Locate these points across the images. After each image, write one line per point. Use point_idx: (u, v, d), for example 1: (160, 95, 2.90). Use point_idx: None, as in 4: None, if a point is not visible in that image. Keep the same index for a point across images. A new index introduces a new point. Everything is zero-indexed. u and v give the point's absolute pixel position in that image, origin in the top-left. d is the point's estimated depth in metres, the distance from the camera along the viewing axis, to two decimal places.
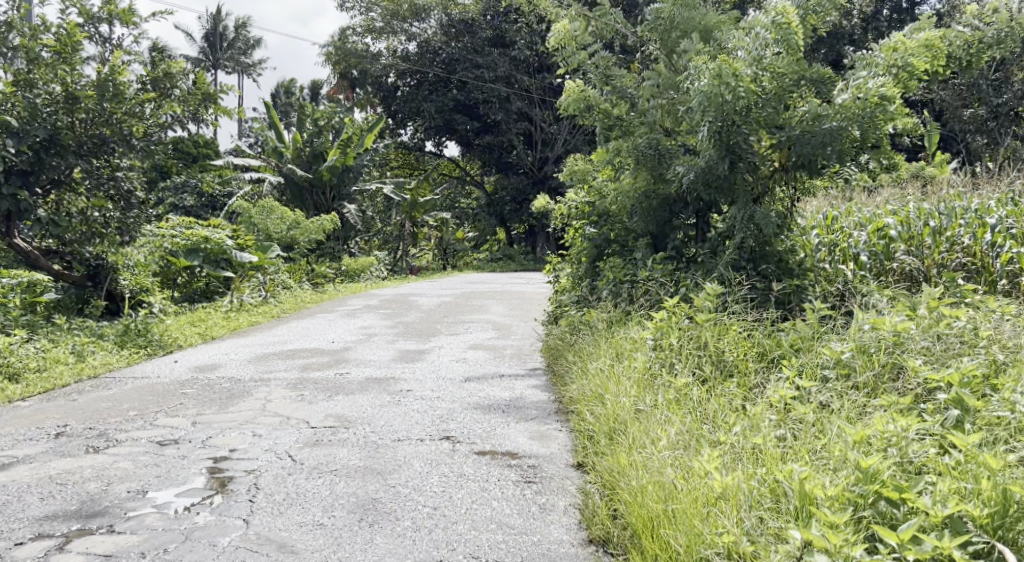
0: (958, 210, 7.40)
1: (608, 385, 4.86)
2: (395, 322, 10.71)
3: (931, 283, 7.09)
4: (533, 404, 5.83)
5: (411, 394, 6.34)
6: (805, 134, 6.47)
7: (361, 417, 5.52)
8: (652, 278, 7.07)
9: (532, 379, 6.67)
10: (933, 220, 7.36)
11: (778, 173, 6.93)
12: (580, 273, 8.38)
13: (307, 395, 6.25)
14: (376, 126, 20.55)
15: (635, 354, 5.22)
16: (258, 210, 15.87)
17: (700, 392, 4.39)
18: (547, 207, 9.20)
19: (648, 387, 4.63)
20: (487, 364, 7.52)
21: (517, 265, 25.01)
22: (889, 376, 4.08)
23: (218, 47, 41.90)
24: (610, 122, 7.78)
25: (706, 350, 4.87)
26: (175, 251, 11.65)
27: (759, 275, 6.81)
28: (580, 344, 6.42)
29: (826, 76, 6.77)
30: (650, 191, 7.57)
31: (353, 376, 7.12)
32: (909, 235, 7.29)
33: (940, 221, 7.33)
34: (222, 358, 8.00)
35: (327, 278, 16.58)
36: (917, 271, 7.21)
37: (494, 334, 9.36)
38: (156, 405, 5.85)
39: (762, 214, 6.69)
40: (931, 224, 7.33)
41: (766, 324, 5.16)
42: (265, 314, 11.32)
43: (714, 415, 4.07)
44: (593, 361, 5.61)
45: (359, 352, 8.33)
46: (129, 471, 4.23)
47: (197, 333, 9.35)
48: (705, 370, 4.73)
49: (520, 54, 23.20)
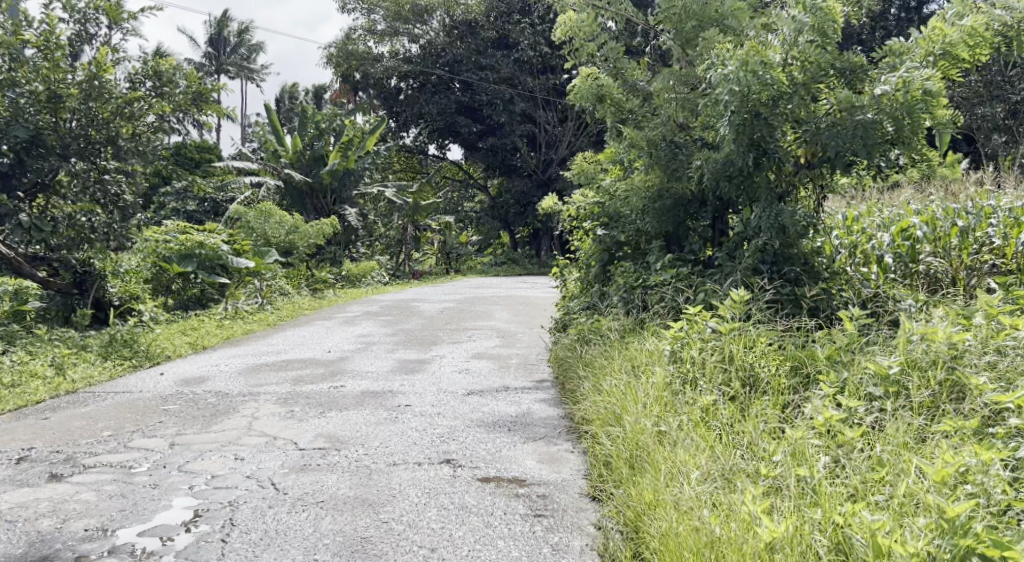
0: (989, 208, 6.91)
1: (625, 402, 4.43)
2: (395, 329, 10.27)
3: (960, 286, 6.66)
4: (542, 421, 5.38)
5: (410, 410, 5.89)
6: (836, 128, 6.05)
7: (354, 436, 5.08)
8: (665, 283, 6.63)
9: (540, 393, 6.21)
10: (961, 218, 6.88)
11: (803, 171, 6.53)
12: (589, 277, 7.93)
13: (297, 412, 5.80)
14: (377, 128, 20.10)
15: (652, 367, 4.79)
16: (258, 216, 15.34)
17: (729, 412, 3.97)
18: (554, 208, 8.74)
19: (670, 407, 4.21)
20: (492, 375, 7.08)
21: (521, 268, 24.58)
22: (946, 396, 3.68)
23: (222, 51, 41.64)
24: (623, 115, 7.38)
25: (732, 363, 4.44)
26: (168, 257, 11.20)
27: (781, 279, 6.36)
28: (591, 355, 5.96)
29: (858, 65, 6.32)
30: (663, 189, 7.15)
31: (348, 389, 6.67)
32: (935, 236, 6.81)
33: (969, 220, 6.84)
34: (211, 369, 7.56)
35: (328, 284, 16.15)
36: (944, 273, 6.78)
37: (499, 342, 8.92)
38: (133, 424, 5.40)
39: (786, 214, 6.24)
40: (960, 224, 6.83)
41: (797, 332, 4.73)
42: (261, 322, 10.90)
43: (750, 439, 3.65)
44: (606, 374, 5.17)
45: (356, 363, 7.87)
46: (91, 504, 3.81)
47: (187, 343, 8.93)
48: (731, 387, 4.31)
49: (524, 55, 22.76)
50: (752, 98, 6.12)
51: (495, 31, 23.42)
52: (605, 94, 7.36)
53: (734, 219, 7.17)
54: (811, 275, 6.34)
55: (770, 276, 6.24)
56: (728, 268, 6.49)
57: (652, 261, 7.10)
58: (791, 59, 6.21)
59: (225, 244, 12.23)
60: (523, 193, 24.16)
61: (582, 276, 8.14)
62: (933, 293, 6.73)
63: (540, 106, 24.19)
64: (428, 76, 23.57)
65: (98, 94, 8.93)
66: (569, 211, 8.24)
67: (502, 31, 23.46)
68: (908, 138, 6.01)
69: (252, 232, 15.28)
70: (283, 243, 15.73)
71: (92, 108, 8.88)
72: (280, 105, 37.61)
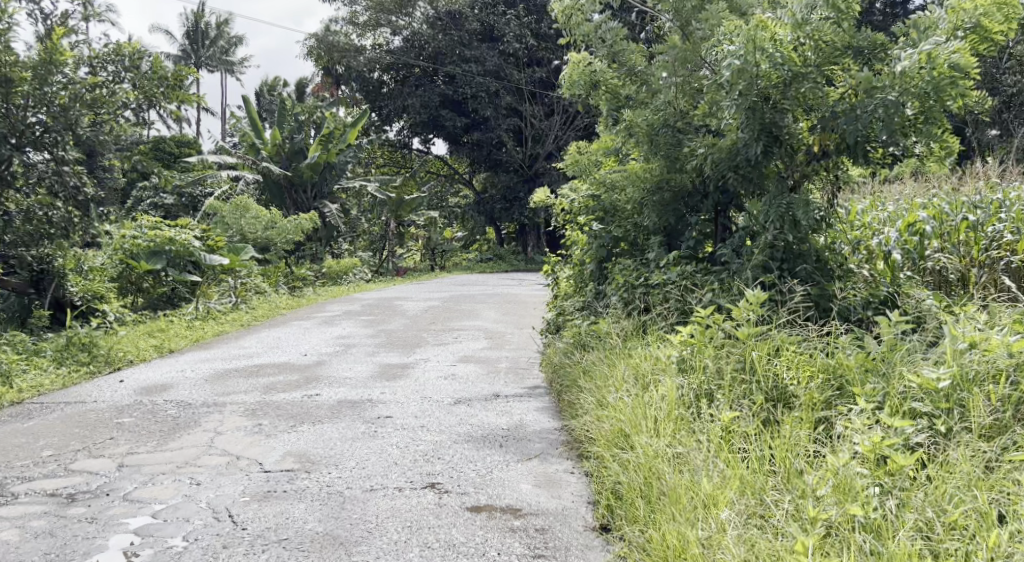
0: (996, 204, 6.70)
1: (633, 419, 3.94)
2: (377, 330, 9.72)
3: (970, 284, 6.37)
4: (537, 436, 4.88)
5: (391, 423, 5.34)
6: (854, 111, 5.48)
7: (327, 455, 4.54)
8: (669, 282, 6.09)
9: (534, 403, 5.68)
10: (970, 214, 6.62)
11: (816, 161, 5.99)
12: (584, 276, 7.42)
13: (265, 426, 5.23)
14: (359, 121, 19.43)
15: (661, 377, 4.29)
16: (232, 209, 14.77)
17: (756, 434, 3.48)
18: (546, 202, 8.20)
19: (687, 429, 3.74)
20: (480, 382, 6.54)
21: (507, 265, 23.98)
22: (1009, 417, 3.21)
23: (200, 45, 40.72)
24: (619, 101, 6.93)
25: (753, 375, 3.96)
26: (135, 254, 10.61)
27: (792, 278, 5.84)
28: (589, 362, 5.42)
29: (877, 43, 5.69)
30: (662, 182, 6.65)
31: (323, 398, 6.12)
32: (943, 231, 6.56)
33: (979, 216, 6.63)
34: (176, 376, 7.00)
35: (307, 282, 15.56)
36: (953, 271, 6.50)
37: (487, 344, 8.40)
38: (80, 440, 4.85)
39: (799, 205, 5.70)
40: (969, 218, 6.59)
41: (823, 335, 4.24)
42: (235, 323, 10.32)
43: (786, 471, 3.17)
44: (608, 385, 4.65)
45: (333, 369, 7.30)
46: (10, 547, 3.32)
47: (153, 345, 8.35)
48: (754, 403, 3.83)
49: (510, 47, 22.18)
50: (761, 78, 5.58)
51: (480, 23, 22.84)
52: (599, 79, 6.89)
53: (738, 213, 6.67)
54: (827, 274, 5.84)
55: (783, 275, 5.71)
56: (736, 267, 5.96)
57: (652, 257, 6.57)
58: (803, 40, 5.63)
59: (197, 241, 11.65)
60: (508, 188, 23.57)
61: (576, 275, 7.62)
62: (943, 291, 6.44)
63: (526, 99, 23.62)
64: (411, 69, 22.97)
65: (52, 76, 8.31)
66: (562, 204, 7.69)
67: (486, 22, 22.89)
68: (935, 119, 5.47)
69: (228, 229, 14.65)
70: (260, 239, 15.10)
71: (47, 93, 8.26)
72: (258, 98, 36.73)
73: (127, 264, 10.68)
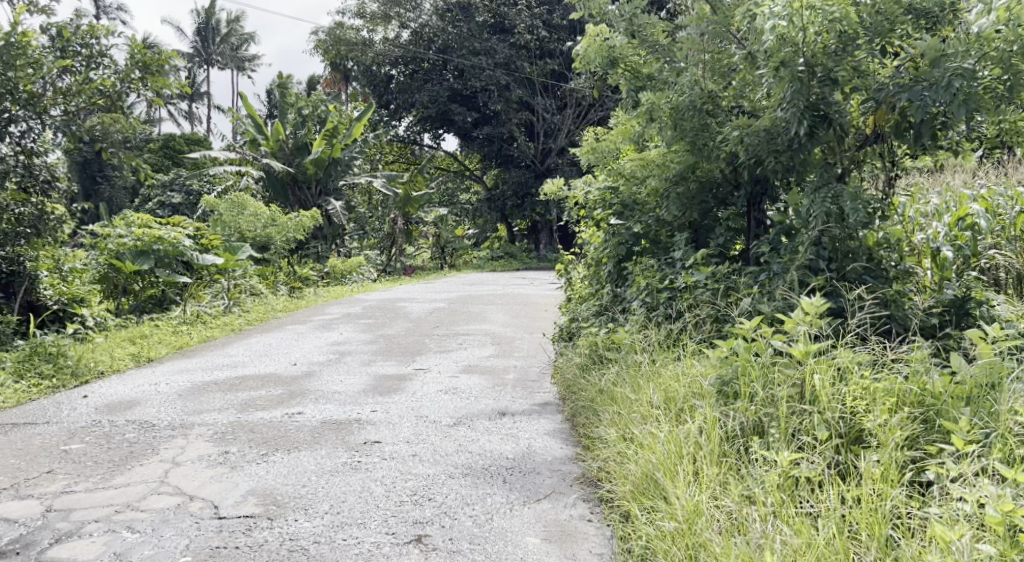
0: None
1: (667, 466, 3.23)
2: (377, 335, 8.98)
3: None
4: (549, 469, 4.17)
5: (379, 450, 4.62)
6: (919, 84, 4.65)
7: (296, 496, 3.83)
8: (699, 285, 5.33)
9: (544, 424, 4.95)
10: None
11: (869, 144, 5.21)
12: (601, 277, 6.66)
13: (232, 455, 4.50)
14: (365, 114, 18.70)
15: (699, 406, 3.57)
16: (228, 206, 14.04)
17: (827, 494, 2.82)
18: (560, 194, 7.44)
19: (739, 484, 3.04)
20: (484, 397, 5.79)
21: (518, 264, 23.19)
22: None
23: (211, 42, 40.19)
24: (641, 81, 6.12)
25: (816, 406, 3.25)
26: (121, 255, 9.87)
27: (841, 280, 5.07)
28: (608, 381, 4.67)
29: (945, 3, 4.83)
30: (688, 172, 5.87)
31: (305, 418, 5.38)
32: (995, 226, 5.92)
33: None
34: (147, 390, 6.28)
35: (309, 282, 14.82)
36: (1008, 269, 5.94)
37: (495, 351, 7.65)
38: (11, 475, 4.15)
39: (847, 194, 4.92)
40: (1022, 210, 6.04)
41: (896, 353, 3.53)
42: (225, 328, 9.59)
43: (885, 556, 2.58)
44: (632, 411, 3.93)
45: (322, 382, 6.57)
46: None
47: (131, 354, 7.64)
48: (818, 441, 3.14)
49: (521, 39, 21.42)
50: (803, 47, 4.80)
51: (490, 14, 22.08)
52: (619, 56, 6.14)
53: (773, 206, 5.91)
54: (879, 277, 5.08)
55: (833, 277, 4.94)
56: (776, 267, 5.19)
57: (676, 256, 5.80)
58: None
59: (189, 239, 10.97)
60: (520, 184, 22.75)
61: (592, 276, 6.87)
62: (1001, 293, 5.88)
63: (538, 92, 22.82)
64: (419, 62, 22.21)
65: (17, 61, 7.26)
66: (576, 196, 6.93)
67: (498, 13, 22.09)
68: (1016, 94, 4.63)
69: (224, 227, 13.94)
70: (259, 237, 14.25)
71: (11, 77, 7.24)
72: (268, 95, 36.06)
73: (112, 266, 9.95)
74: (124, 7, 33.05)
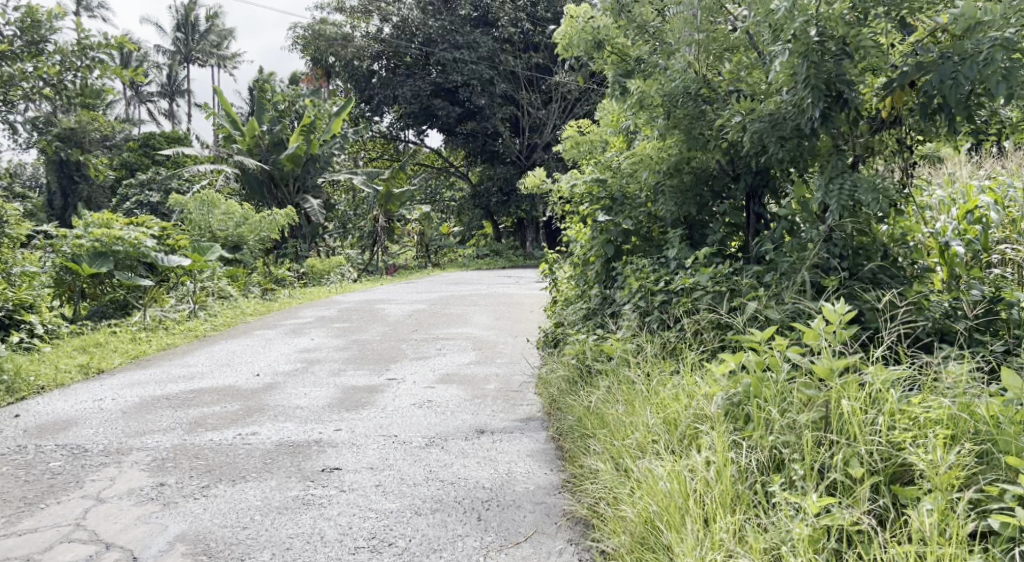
0: None
1: (673, 518, 2.81)
2: (350, 341, 8.39)
3: None
4: (531, 502, 3.62)
5: (339, 478, 4.06)
6: (948, 58, 4.11)
7: (231, 542, 3.38)
8: (697, 287, 4.79)
9: (526, 445, 4.40)
10: None
11: (884, 127, 4.68)
12: (588, 278, 6.11)
13: (167, 489, 3.92)
14: (343, 109, 18.07)
15: (707, 435, 3.04)
16: (197, 203, 13.38)
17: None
18: (542, 189, 6.87)
19: (759, 541, 2.59)
20: (461, 413, 5.22)
21: (505, 261, 22.62)
22: None
23: (191, 38, 39.30)
24: (629, 66, 5.51)
25: (846, 438, 2.79)
26: (77, 258, 9.19)
27: (855, 281, 4.56)
28: (598, 399, 4.12)
29: None
30: (682, 162, 5.32)
31: (258, 440, 4.79)
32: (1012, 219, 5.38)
33: None
34: (88, 407, 5.68)
35: (285, 283, 14.22)
36: None
37: (476, 358, 7.09)
38: None
39: (863, 185, 4.38)
40: None
41: (936, 367, 3.01)
42: (187, 334, 8.96)
43: None
44: (627, 439, 3.38)
45: (283, 395, 5.97)
46: None
47: (79, 365, 7.01)
48: (854, 481, 2.66)
49: (505, 32, 20.86)
50: (817, 16, 4.26)
51: (473, 7, 21.52)
52: (604, 38, 5.50)
53: (774, 200, 5.37)
54: (897, 277, 4.57)
55: (847, 278, 4.43)
56: (784, 266, 4.66)
57: (671, 255, 5.24)
58: None
59: (154, 240, 10.32)
60: (506, 180, 22.15)
61: (578, 275, 6.32)
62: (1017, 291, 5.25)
63: (523, 87, 22.22)
64: (401, 57, 21.60)
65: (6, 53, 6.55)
66: (561, 190, 6.36)
67: (480, 6, 21.52)
68: None
69: (192, 226, 13.25)
70: (231, 237, 13.64)
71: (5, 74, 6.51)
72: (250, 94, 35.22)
73: (66, 269, 9.23)
74: (104, 4, 32.29)
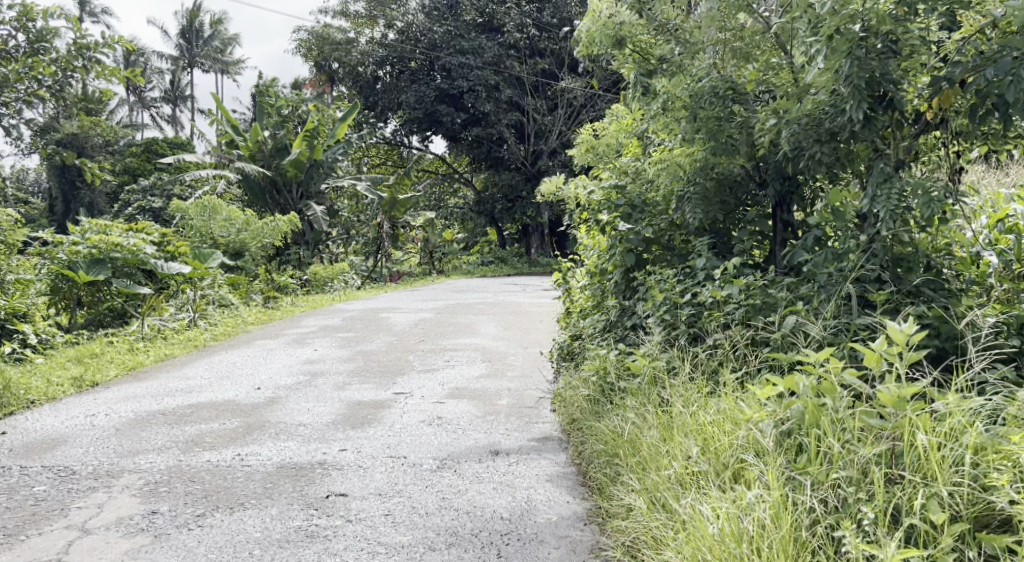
0: None
1: None
2: (354, 352, 8.08)
3: None
4: (557, 537, 3.32)
5: (345, 506, 3.75)
6: (1006, 54, 3.79)
7: None
8: (728, 300, 4.47)
9: (546, 469, 4.09)
10: None
11: (932, 128, 4.34)
12: (606, 288, 5.81)
13: (160, 518, 3.61)
14: (347, 115, 17.80)
15: (761, 470, 2.81)
16: (197, 209, 13.06)
17: None
18: (557, 195, 6.56)
19: None
20: (473, 432, 4.90)
21: (510, 269, 22.30)
22: None
23: (195, 44, 39.02)
24: (652, 66, 5.18)
25: (923, 476, 2.59)
26: (73, 264, 8.87)
27: (905, 295, 4.22)
28: (626, 422, 3.82)
29: None
30: (708, 167, 5.01)
31: (258, 461, 4.47)
32: None
33: None
34: (81, 423, 5.37)
35: (287, 291, 13.88)
36: None
37: (486, 371, 6.77)
38: None
39: (914, 191, 4.04)
40: None
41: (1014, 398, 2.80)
42: (186, 344, 8.63)
43: None
44: (666, 471, 3.09)
45: (284, 412, 5.65)
46: None
47: (73, 378, 6.69)
48: (935, 523, 2.46)
49: (510, 38, 20.57)
50: (863, 11, 3.96)
51: (478, 13, 21.27)
52: (626, 35, 5.14)
53: (803, 207, 5.07)
54: (942, 290, 4.24)
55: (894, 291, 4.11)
56: (821, 278, 4.35)
57: (698, 265, 4.93)
58: None
59: (154, 246, 10.00)
60: (511, 187, 21.82)
61: (595, 285, 6.02)
62: None
63: (528, 93, 21.95)
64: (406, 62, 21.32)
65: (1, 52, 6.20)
66: (576, 196, 6.06)
67: (486, 11, 21.27)
68: None
69: (192, 232, 12.93)
70: (233, 243, 13.34)
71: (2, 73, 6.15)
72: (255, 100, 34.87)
73: (62, 276, 8.90)
74: (108, 9, 32.01)
